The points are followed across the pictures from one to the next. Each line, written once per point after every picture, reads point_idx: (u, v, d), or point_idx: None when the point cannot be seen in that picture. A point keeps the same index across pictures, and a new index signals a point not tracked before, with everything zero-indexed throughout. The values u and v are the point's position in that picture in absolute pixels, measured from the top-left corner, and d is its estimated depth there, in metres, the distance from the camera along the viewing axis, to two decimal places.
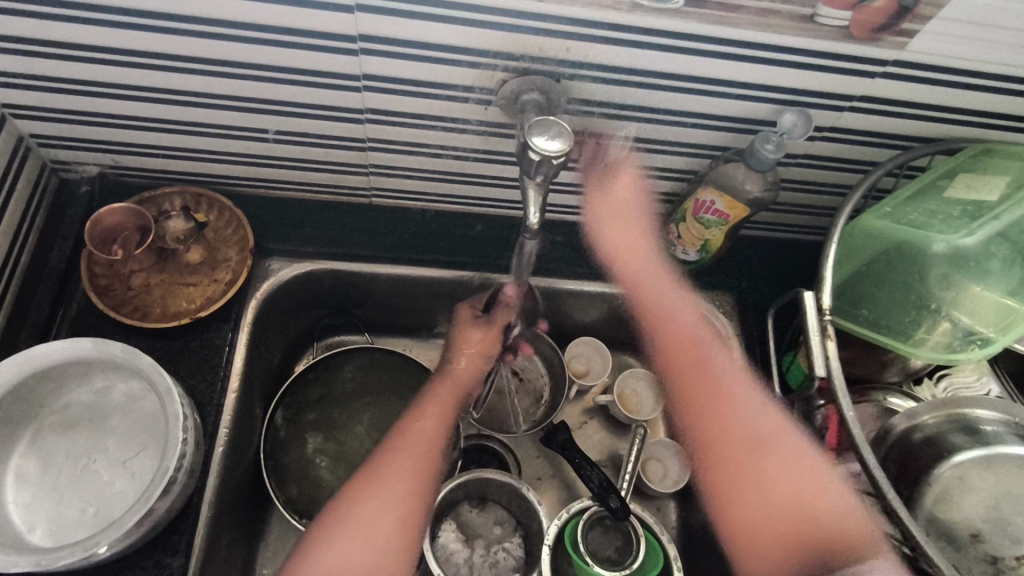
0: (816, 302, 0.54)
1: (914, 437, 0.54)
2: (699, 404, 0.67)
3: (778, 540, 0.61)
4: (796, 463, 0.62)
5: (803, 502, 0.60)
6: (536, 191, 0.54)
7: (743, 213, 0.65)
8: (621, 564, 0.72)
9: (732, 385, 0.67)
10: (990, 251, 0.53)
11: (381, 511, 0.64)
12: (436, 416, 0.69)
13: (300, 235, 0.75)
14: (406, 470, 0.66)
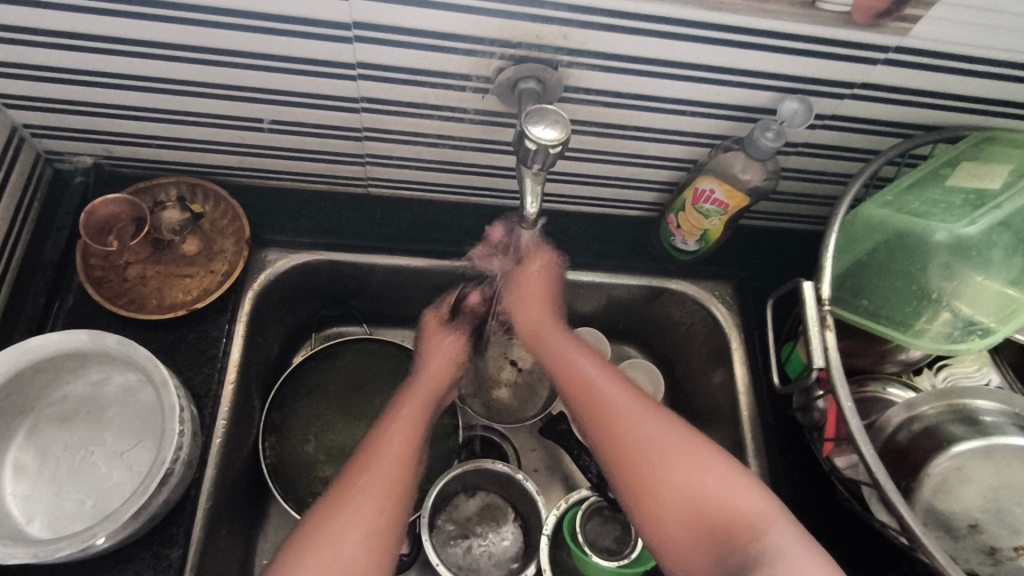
0: (816, 292, 0.53)
1: (913, 428, 0.53)
2: (602, 417, 0.61)
3: (682, 525, 0.54)
4: (696, 461, 0.56)
5: (695, 486, 0.55)
6: (533, 180, 0.53)
7: (742, 203, 0.65)
8: (620, 554, 0.72)
9: (613, 399, 0.62)
10: (991, 240, 0.52)
11: (345, 540, 0.56)
12: (409, 424, 0.66)
13: (296, 226, 0.75)
14: (375, 491, 0.60)
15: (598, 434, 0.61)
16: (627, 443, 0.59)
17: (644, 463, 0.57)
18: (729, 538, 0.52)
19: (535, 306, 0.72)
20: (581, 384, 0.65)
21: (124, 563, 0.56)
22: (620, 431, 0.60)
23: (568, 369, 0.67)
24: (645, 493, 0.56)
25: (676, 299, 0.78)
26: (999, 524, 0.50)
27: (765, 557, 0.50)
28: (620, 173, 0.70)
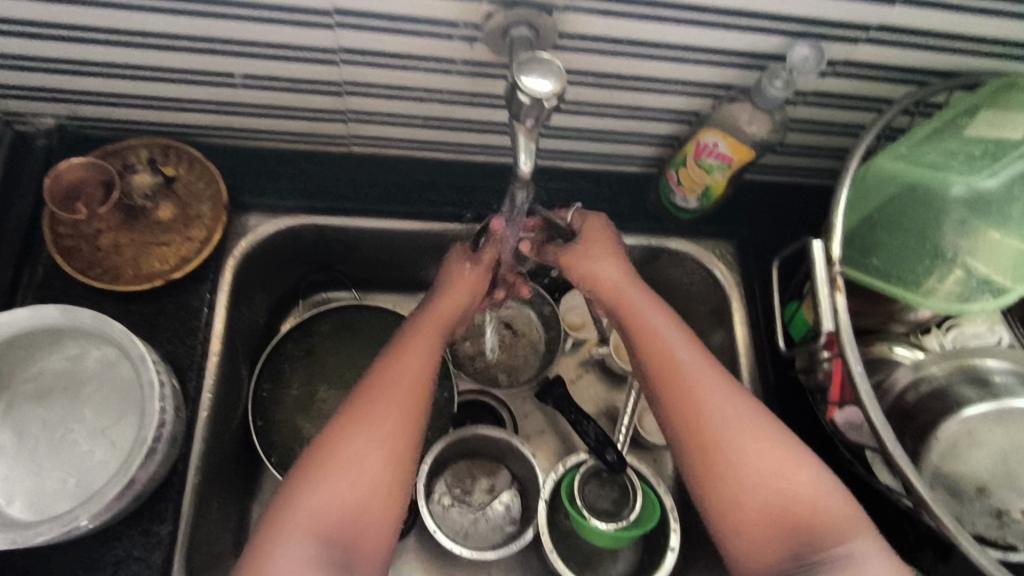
0: (826, 250, 0.51)
1: (919, 391, 0.52)
2: (674, 388, 0.55)
3: (761, 521, 0.50)
4: (775, 451, 0.52)
5: (779, 483, 0.51)
6: (526, 136, 0.49)
7: (747, 156, 0.61)
8: (618, 516, 0.71)
9: (691, 371, 0.55)
10: (1011, 195, 0.49)
11: (356, 467, 0.52)
12: (426, 342, 0.59)
13: (277, 188, 0.71)
14: (391, 419, 0.54)
15: (675, 413, 0.55)
16: (710, 429, 0.53)
17: (729, 452, 0.52)
18: (809, 538, 0.49)
19: (602, 251, 0.62)
20: (658, 354, 0.57)
21: (112, 542, 0.55)
22: (702, 415, 0.54)
23: (641, 332, 0.58)
24: (727, 484, 0.52)
25: (675, 259, 0.74)
26: (1006, 485, 0.50)
27: (851, 563, 0.48)
28: (618, 127, 0.67)
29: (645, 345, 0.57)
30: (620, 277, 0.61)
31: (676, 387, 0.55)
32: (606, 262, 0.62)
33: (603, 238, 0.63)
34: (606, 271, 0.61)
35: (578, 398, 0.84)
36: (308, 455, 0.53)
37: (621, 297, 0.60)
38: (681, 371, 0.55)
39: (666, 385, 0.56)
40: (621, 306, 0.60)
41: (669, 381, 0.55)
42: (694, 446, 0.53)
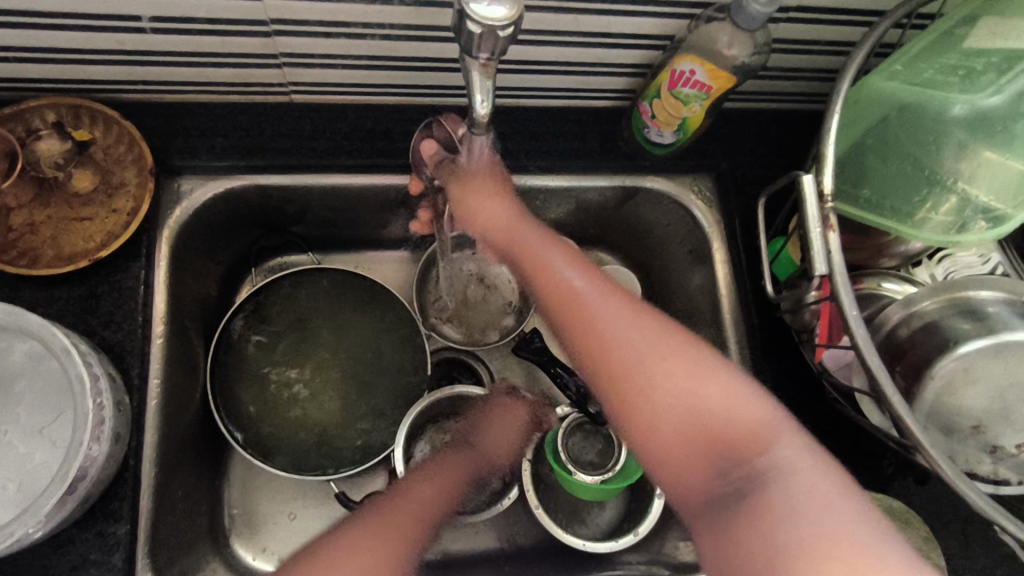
0: (817, 186, 0.46)
1: (909, 330, 0.50)
2: (575, 318, 0.55)
3: (678, 439, 0.49)
4: (682, 364, 0.51)
5: (693, 400, 0.49)
6: (482, 74, 0.43)
7: (727, 83, 0.56)
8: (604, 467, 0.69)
9: (587, 298, 0.55)
10: (1018, 111, 0.45)
11: (379, 534, 0.58)
12: (453, 474, 0.69)
13: (210, 147, 0.63)
14: (415, 505, 0.63)
15: (583, 350, 0.54)
16: (620, 359, 0.52)
17: (640, 380, 0.51)
18: (730, 453, 0.48)
19: (495, 199, 0.60)
20: (559, 293, 0.56)
21: (66, 547, 0.51)
22: (609, 347, 0.53)
23: (543, 277, 0.58)
24: (641, 411, 0.51)
25: (651, 199, 0.71)
26: (998, 420, 0.48)
27: (771, 474, 0.46)
28: (586, 57, 0.60)
29: (549, 290, 0.57)
30: (521, 227, 0.60)
31: (575, 311, 0.55)
32: (501, 208, 0.60)
33: (490, 186, 0.60)
34: (502, 218, 0.60)
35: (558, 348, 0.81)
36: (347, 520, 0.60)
37: (525, 248, 0.59)
38: (578, 296, 0.56)
39: (571, 320, 0.56)
40: (525, 254, 0.59)
41: (569, 319, 0.55)
42: (605, 380, 0.53)
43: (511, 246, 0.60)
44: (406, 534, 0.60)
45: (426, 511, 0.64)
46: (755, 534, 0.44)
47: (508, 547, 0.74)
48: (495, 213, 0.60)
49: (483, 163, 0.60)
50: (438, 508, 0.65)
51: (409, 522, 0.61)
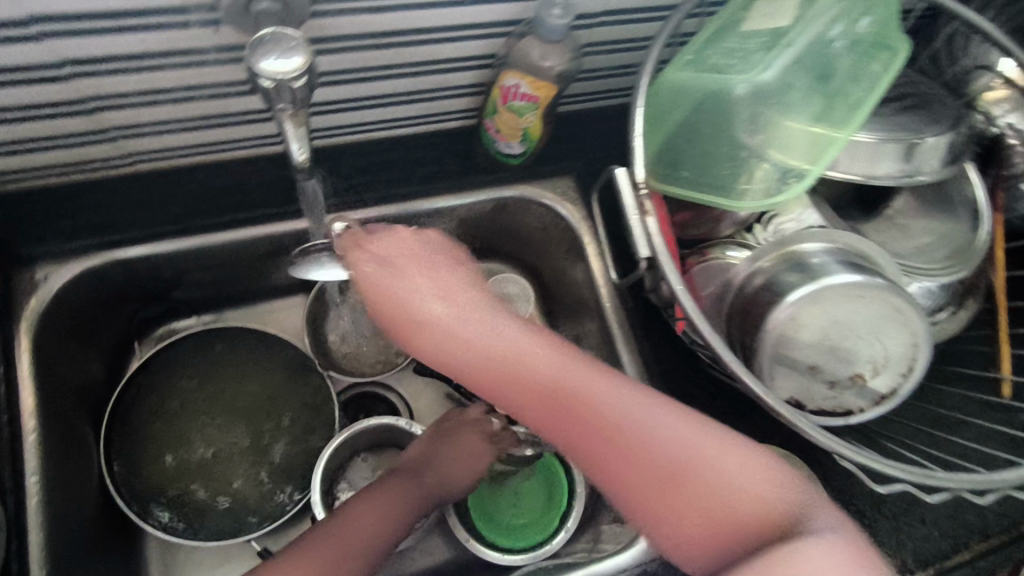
0: (629, 177, 0.51)
1: (743, 294, 0.55)
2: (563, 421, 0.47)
3: (708, 534, 0.44)
4: (704, 444, 0.46)
5: (739, 492, 0.44)
6: (295, 123, 0.45)
7: (550, 91, 0.60)
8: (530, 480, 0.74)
9: (578, 392, 0.47)
10: (789, 83, 0.50)
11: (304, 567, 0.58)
12: (398, 497, 0.66)
13: (58, 230, 0.62)
14: (353, 531, 0.61)
15: (594, 456, 0.47)
16: (618, 440, 0.46)
17: (675, 470, 0.45)
18: (766, 535, 0.43)
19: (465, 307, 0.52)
20: (571, 395, 0.47)
21: None
22: (651, 452, 0.46)
23: (521, 374, 0.48)
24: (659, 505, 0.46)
25: (521, 207, 0.75)
26: (832, 358, 0.53)
27: (809, 546, 0.40)
28: (424, 84, 0.62)
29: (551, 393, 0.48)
30: (494, 324, 0.50)
31: (572, 410, 0.47)
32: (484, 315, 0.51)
33: (420, 268, 0.53)
34: (496, 330, 0.50)
35: None
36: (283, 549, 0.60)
37: (508, 356, 0.49)
38: (571, 391, 0.47)
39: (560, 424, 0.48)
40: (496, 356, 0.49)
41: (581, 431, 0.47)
42: (643, 484, 0.46)
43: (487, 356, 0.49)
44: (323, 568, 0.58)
45: (365, 541, 0.62)
46: None
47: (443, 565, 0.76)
48: (439, 310, 0.52)
49: (424, 256, 0.54)
50: (380, 534, 0.63)
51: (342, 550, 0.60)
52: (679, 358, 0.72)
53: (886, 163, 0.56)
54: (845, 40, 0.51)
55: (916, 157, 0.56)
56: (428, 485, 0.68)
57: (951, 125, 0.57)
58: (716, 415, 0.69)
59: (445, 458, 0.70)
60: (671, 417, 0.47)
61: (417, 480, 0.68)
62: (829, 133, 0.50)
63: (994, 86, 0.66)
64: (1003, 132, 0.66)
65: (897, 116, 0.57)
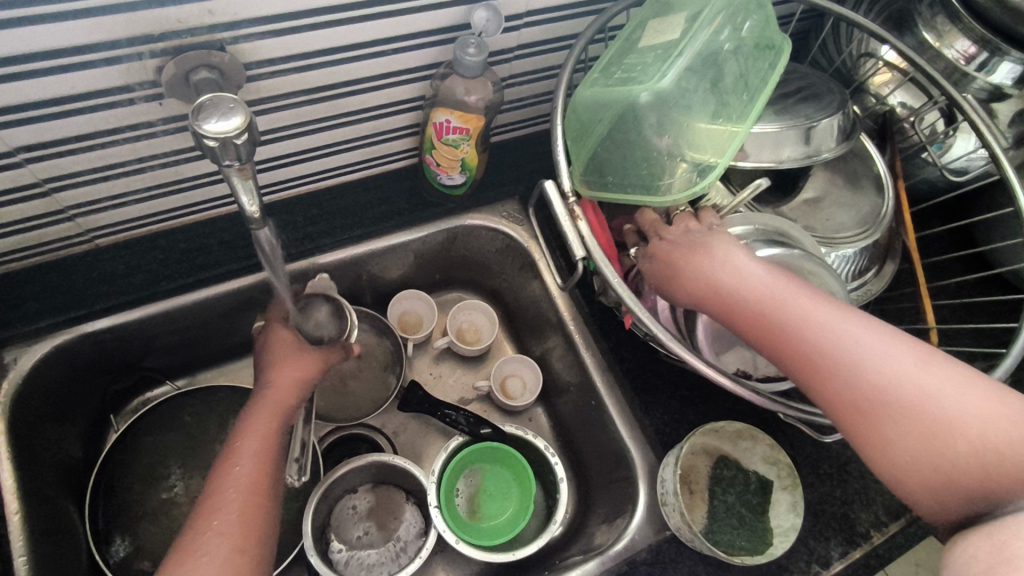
0: (557, 188, 0.55)
1: None
2: (814, 371, 0.50)
3: (925, 487, 0.46)
4: (904, 366, 0.48)
5: (894, 368, 0.48)
6: (242, 178, 0.48)
7: (480, 123, 0.65)
8: (518, 478, 0.79)
9: (823, 330, 0.50)
10: (685, 88, 0.56)
11: (207, 562, 0.50)
12: (255, 454, 0.56)
13: (22, 313, 0.63)
14: (229, 509, 0.53)
15: (837, 385, 0.49)
16: (841, 372, 0.49)
17: (934, 421, 0.45)
18: (996, 489, 0.43)
19: (695, 256, 0.56)
20: (788, 317, 0.51)
21: None
22: (871, 381, 0.48)
23: (775, 314, 0.52)
24: (896, 439, 0.47)
25: (472, 233, 0.79)
26: None
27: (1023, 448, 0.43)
28: (361, 130, 0.66)
29: (767, 316, 0.52)
30: (751, 274, 0.53)
31: (806, 351, 0.50)
32: (719, 248, 0.56)
33: (686, 248, 0.57)
34: (733, 266, 0.54)
35: (442, 391, 0.88)
36: (166, 562, 0.51)
37: (725, 281, 0.54)
38: (821, 328, 0.50)
39: (783, 346, 0.51)
40: (735, 306, 0.53)
41: (802, 351, 0.50)
42: (841, 409, 0.49)
43: (705, 298, 0.55)
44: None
45: (250, 511, 0.53)
46: (979, 495, 0.44)
47: None
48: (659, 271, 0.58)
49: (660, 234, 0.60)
50: (262, 496, 0.55)
51: (235, 526, 0.52)
52: (641, 354, 0.75)
53: (789, 147, 0.62)
54: (732, 43, 0.57)
55: (814, 138, 0.63)
56: (278, 414, 0.60)
57: (838, 109, 0.63)
58: (682, 402, 0.72)
59: (258, 358, 0.64)
60: (881, 337, 0.49)
61: (264, 427, 0.58)
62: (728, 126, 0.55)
63: (879, 70, 0.72)
64: (893, 109, 0.73)
65: (791, 106, 0.64)
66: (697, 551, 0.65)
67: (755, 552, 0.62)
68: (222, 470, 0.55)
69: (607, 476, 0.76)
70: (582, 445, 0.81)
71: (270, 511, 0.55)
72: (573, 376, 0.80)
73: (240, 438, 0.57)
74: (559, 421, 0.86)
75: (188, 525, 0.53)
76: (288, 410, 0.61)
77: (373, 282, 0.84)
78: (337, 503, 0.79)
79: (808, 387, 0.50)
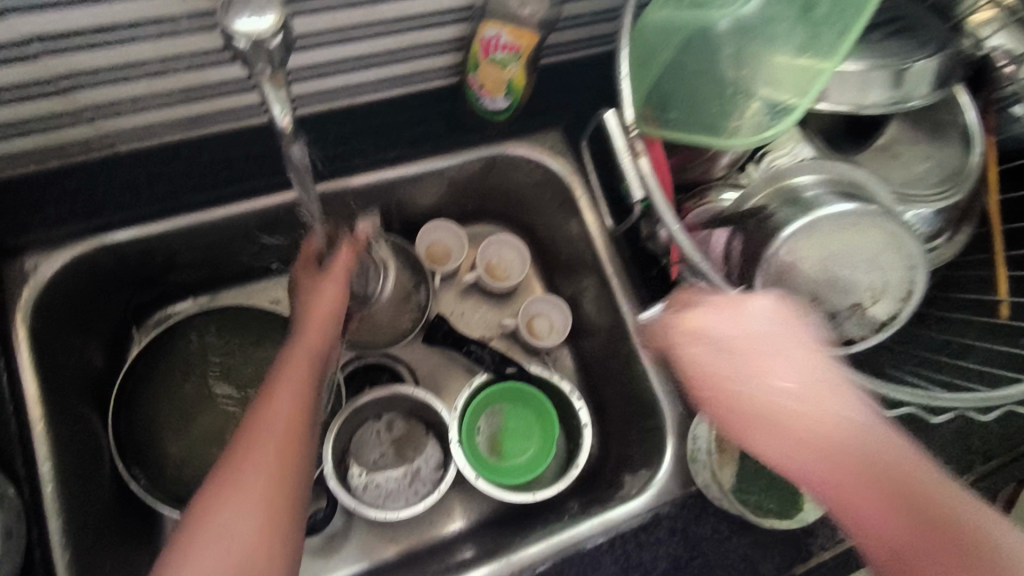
0: (619, 120, 0.49)
1: (734, 245, 0.55)
2: (842, 475, 0.42)
3: None
4: (927, 489, 0.41)
5: (920, 489, 0.41)
6: (275, 86, 0.43)
7: (533, 41, 0.60)
8: (542, 418, 0.78)
9: (852, 434, 0.43)
10: (772, 14, 0.49)
11: (242, 494, 0.45)
12: (298, 381, 0.51)
13: (42, 219, 0.60)
14: (269, 436, 0.47)
15: (847, 502, 0.42)
16: (865, 476, 0.42)
17: (958, 555, 0.39)
18: None
19: (683, 324, 0.48)
20: (814, 412, 0.44)
21: None
22: (897, 495, 0.41)
23: (801, 408, 0.44)
24: (918, 562, 0.40)
25: (512, 163, 0.74)
26: (828, 288, 0.51)
27: None
28: (402, 42, 0.60)
29: (787, 412, 0.44)
30: (771, 364, 0.44)
31: (833, 451, 0.42)
32: (706, 329, 0.47)
33: (669, 328, 0.48)
34: (699, 344, 0.47)
35: (466, 326, 0.86)
36: (201, 495, 0.46)
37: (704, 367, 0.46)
38: (851, 431, 0.43)
39: (805, 443, 0.43)
40: (724, 393, 0.46)
41: (825, 446, 0.43)
42: (857, 515, 0.42)
43: (695, 378, 0.47)
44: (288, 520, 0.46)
45: (292, 443, 0.48)
46: None
47: (466, 525, 0.78)
48: (667, 334, 0.49)
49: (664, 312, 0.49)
50: (303, 426, 0.49)
51: (273, 455, 0.47)
52: None
53: (875, 91, 0.56)
54: None
55: (905, 83, 0.56)
56: (318, 346, 0.55)
57: (937, 49, 0.56)
58: None
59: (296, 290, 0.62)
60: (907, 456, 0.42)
61: (306, 356, 0.53)
62: (815, 63, 0.49)
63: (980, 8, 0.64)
64: (991, 53, 0.63)
65: (885, 43, 0.57)
66: (723, 509, 0.64)
67: (784, 515, 0.62)
68: (263, 397, 0.50)
69: (632, 425, 0.74)
70: (608, 391, 0.79)
71: (314, 446, 0.50)
72: (605, 321, 0.77)
73: (280, 367, 0.52)
74: (585, 365, 0.84)
75: (224, 458, 0.48)
76: (327, 341, 0.57)
77: (402, 209, 0.80)
78: (359, 432, 0.79)
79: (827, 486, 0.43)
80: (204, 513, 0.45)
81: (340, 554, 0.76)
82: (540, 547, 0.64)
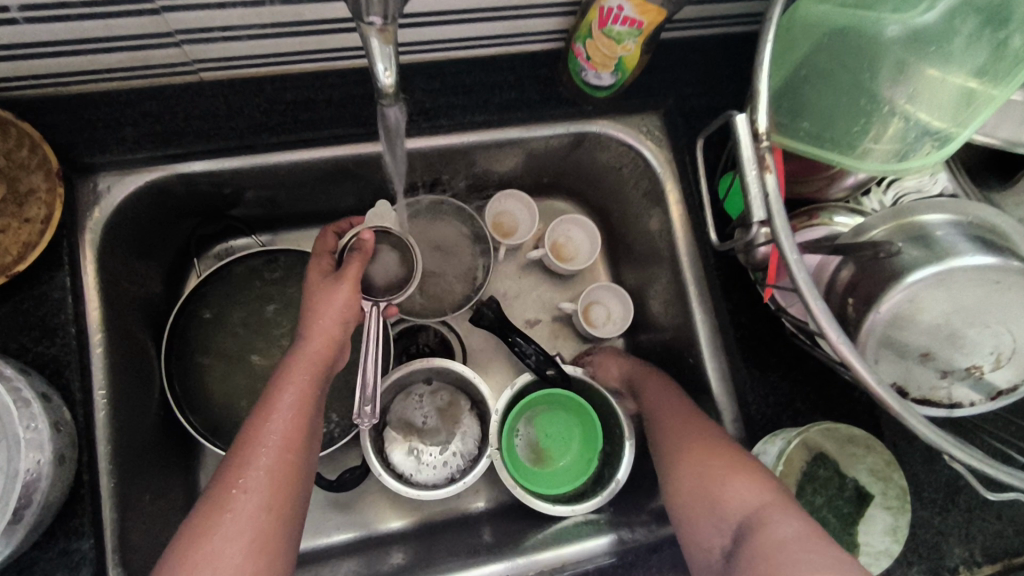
0: (751, 126, 0.44)
1: (839, 278, 0.50)
2: (674, 438, 0.59)
3: (688, 503, 0.55)
4: (729, 454, 0.54)
5: (720, 450, 0.55)
6: (383, 39, 0.39)
7: (658, 15, 0.54)
8: (586, 424, 0.74)
9: (693, 421, 0.59)
10: (953, 28, 0.43)
11: (234, 522, 0.48)
12: (292, 407, 0.54)
13: (120, 138, 0.58)
14: (261, 464, 0.51)
15: (671, 460, 0.58)
16: (688, 439, 0.58)
17: (713, 478, 0.53)
18: (721, 512, 0.52)
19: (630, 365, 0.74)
20: (683, 408, 0.61)
21: (28, 570, 0.51)
22: (700, 447, 0.56)
23: (679, 405, 0.62)
24: (687, 480, 0.55)
25: (601, 143, 0.69)
26: (950, 344, 0.46)
27: (752, 508, 0.50)
28: None
29: (669, 407, 0.63)
30: (661, 379, 0.67)
31: (677, 425, 0.60)
32: (640, 370, 0.72)
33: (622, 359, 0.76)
34: (650, 376, 0.69)
35: (523, 301, 0.83)
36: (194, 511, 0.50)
37: (645, 387, 0.68)
38: (695, 420, 0.59)
39: (666, 425, 0.61)
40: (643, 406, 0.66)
41: (675, 424, 0.60)
42: (671, 470, 0.57)
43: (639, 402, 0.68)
44: (276, 541, 0.50)
45: (280, 473, 0.51)
46: (710, 517, 0.52)
47: (494, 506, 0.77)
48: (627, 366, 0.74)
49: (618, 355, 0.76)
50: (292, 457, 0.53)
51: (262, 487, 0.50)
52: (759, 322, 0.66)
53: None
54: None
55: None
56: (315, 365, 0.57)
57: None
58: (793, 386, 0.64)
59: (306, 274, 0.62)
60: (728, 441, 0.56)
61: (302, 377, 0.56)
62: (986, 90, 0.42)
63: None
64: None
65: None
66: None
67: None
68: (253, 429, 0.53)
69: None
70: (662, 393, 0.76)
71: (304, 476, 0.54)
72: (671, 323, 0.73)
73: (274, 392, 0.55)
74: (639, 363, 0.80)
75: (220, 472, 0.52)
76: (330, 354, 0.58)
77: (477, 174, 0.76)
78: (403, 394, 0.78)
79: (665, 448, 0.59)
80: (199, 531, 0.48)
81: (365, 509, 0.76)
82: (594, 543, 0.65)
